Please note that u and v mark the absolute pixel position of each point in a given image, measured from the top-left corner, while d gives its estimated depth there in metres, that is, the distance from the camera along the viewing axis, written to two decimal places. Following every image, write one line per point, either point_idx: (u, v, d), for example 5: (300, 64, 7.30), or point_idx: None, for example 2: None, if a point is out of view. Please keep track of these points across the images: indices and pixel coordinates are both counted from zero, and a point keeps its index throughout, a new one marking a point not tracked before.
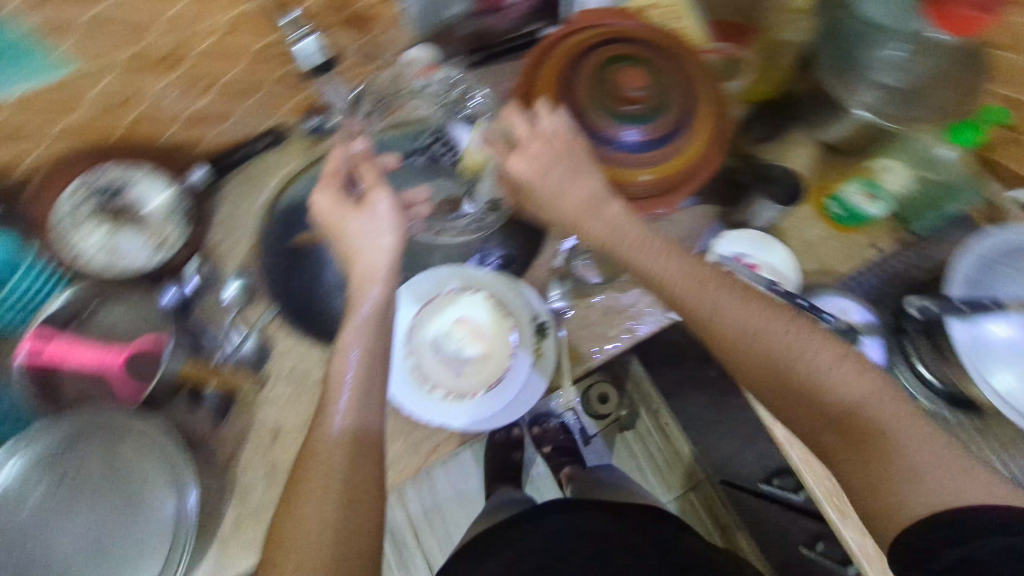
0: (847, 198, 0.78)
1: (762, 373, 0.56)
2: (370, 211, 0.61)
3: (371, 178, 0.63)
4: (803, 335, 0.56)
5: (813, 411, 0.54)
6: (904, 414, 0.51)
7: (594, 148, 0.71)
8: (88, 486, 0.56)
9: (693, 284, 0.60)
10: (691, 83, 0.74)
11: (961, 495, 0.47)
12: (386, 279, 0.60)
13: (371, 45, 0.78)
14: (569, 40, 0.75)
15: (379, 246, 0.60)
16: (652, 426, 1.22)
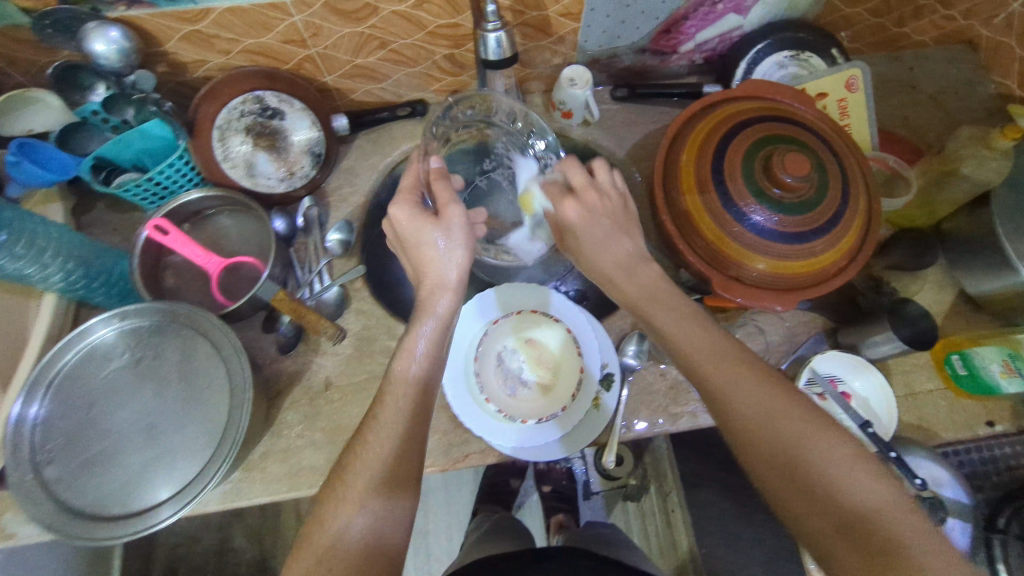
0: (978, 362, 0.71)
1: (768, 464, 0.51)
2: (447, 222, 0.61)
3: (446, 194, 0.62)
4: (819, 428, 0.51)
5: (822, 514, 0.48)
6: (926, 531, 0.45)
7: (724, 220, 0.68)
8: (160, 371, 0.59)
9: (713, 351, 0.57)
10: (848, 187, 0.69)
11: None
12: (455, 289, 0.61)
13: (535, 51, 0.82)
14: (733, 105, 0.73)
15: (453, 259, 0.61)
16: (657, 507, 1.12)
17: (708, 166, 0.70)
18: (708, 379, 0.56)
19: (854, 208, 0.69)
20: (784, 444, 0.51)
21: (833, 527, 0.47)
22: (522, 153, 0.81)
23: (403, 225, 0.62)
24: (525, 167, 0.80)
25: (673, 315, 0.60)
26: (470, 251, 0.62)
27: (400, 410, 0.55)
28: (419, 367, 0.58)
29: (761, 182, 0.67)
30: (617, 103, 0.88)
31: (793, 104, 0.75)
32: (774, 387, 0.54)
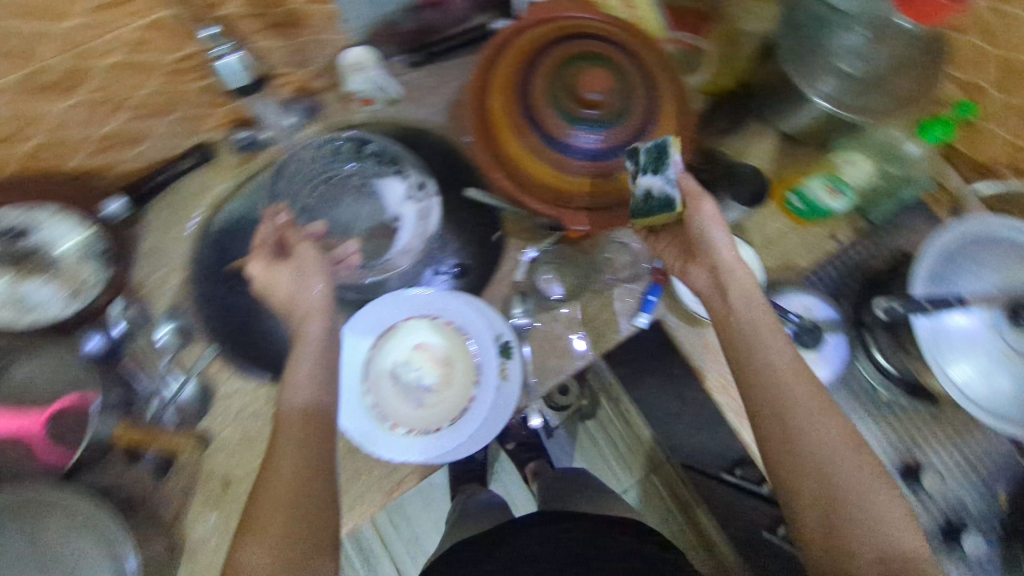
0: (810, 192, 0.78)
1: (820, 508, 0.52)
2: (300, 260, 0.64)
3: (298, 236, 0.65)
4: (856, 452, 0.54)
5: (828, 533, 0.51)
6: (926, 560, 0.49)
7: (551, 155, 0.68)
8: (17, 559, 0.52)
9: (812, 402, 0.56)
10: (652, 82, 0.71)
11: None
12: (322, 324, 0.60)
13: (302, 50, 0.72)
14: (523, 37, 0.72)
15: (308, 293, 0.62)
16: (612, 415, 1.38)
17: (517, 108, 0.68)
18: (796, 427, 0.55)
19: (664, 99, 0.71)
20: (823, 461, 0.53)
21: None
22: (385, 174, 0.76)
23: (262, 281, 0.64)
24: (398, 188, 0.76)
25: (781, 354, 0.59)
26: (330, 283, 0.64)
27: (295, 443, 0.53)
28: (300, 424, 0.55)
29: (572, 109, 0.67)
30: (416, 70, 0.81)
31: (579, 15, 0.74)
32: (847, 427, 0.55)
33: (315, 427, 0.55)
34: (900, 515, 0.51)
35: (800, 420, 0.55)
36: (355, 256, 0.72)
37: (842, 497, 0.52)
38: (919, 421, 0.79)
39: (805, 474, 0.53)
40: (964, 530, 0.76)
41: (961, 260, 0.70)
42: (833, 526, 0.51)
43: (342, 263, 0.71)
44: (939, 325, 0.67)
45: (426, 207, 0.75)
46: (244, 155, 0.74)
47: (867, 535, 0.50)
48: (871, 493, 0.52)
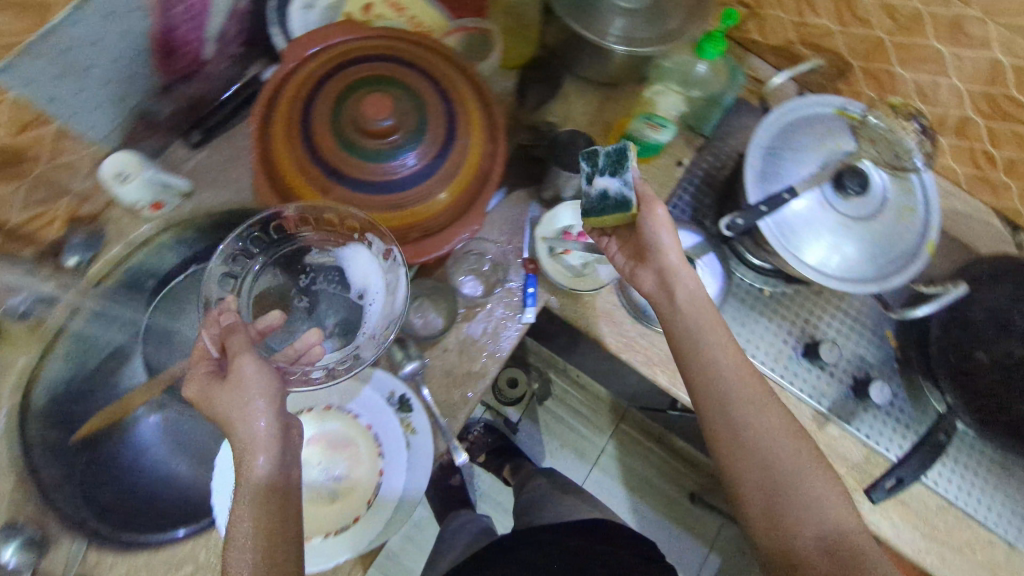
0: (638, 133, 0.79)
1: (765, 498, 0.61)
2: (237, 382, 0.56)
3: (238, 346, 0.58)
4: (750, 377, 0.65)
5: (743, 449, 0.63)
6: (808, 449, 0.63)
7: (359, 196, 0.64)
8: None
9: (753, 399, 0.64)
10: (443, 85, 0.67)
11: (844, 524, 0.59)
12: (269, 443, 0.55)
13: (44, 182, 0.63)
14: (292, 81, 0.66)
15: (255, 412, 0.55)
16: (567, 385, 1.53)
17: (307, 158, 0.63)
18: (745, 429, 0.63)
19: (462, 98, 0.68)
20: (728, 388, 0.65)
21: (816, 548, 0.58)
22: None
23: (200, 404, 0.57)
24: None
25: (683, 322, 0.67)
26: (279, 400, 0.57)
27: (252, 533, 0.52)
28: (252, 524, 0.52)
29: (366, 143, 0.62)
30: (200, 150, 0.75)
31: (343, 39, 0.69)
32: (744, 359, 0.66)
33: (274, 513, 0.54)
34: (832, 491, 0.61)
35: (750, 423, 0.63)
36: (316, 347, 0.67)
37: (785, 486, 0.61)
38: (805, 303, 0.85)
39: (754, 468, 0.62)
40: (869, 380, 0.82)
41: (782, 150, 0.72)
42: (778, 509, 0.60)
43: (300, 358, 0.66)
44: (783, 218, 0.69)
45: (394, 276, 0.70)
46: (30, 325, 0.69)
47: (805, 514, 0.59)
48: (808, 477, 0.61)
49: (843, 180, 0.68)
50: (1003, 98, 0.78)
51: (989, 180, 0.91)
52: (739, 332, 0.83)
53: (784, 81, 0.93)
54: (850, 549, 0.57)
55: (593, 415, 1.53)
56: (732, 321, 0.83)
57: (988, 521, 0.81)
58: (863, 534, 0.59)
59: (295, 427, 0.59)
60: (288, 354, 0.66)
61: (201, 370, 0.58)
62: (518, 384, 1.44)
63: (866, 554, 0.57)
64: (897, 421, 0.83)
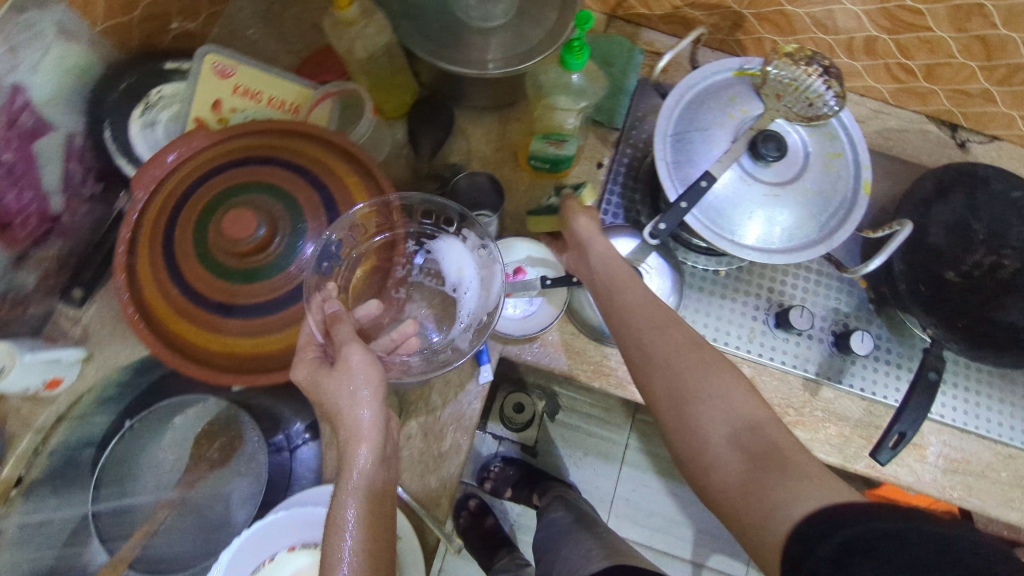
0: (542, 152, 0.74)
1: (675, 411, 0.56)
2: (345, 372, 0.53)
3: (346, 336, 0.55)
4: (652, 298, 0.62)
5: (648, 368, 0.58)
6: (718, 360, 0.58)
7: (234, 314, 0.58)
8: None
9: (657, 318, 0.60)
10: (316, 180, 0.61)
11: (759, 423, 0.54)
12: (372, 433, 0.52)
13: None
14: (150, 211, 0.59)
15: (361, 400, 0.52)
16: (572, 392, 1.46)
17: (176, 290, 0.58)
18: (649, 345, 0.59)
19: (339, 189, 0.62)
20: (630, 311, 0.61)
21: (731, 451, 0.53)
22: (169, 417, 0.73)
23: (306, 390, 0.54)
24: (185, 421, 0.73)
25: (602, 288, 0.64)
26: (382, 392, 0.53)
27: (355, 518, 0.49)
28: (355, 511, 0.49)
29: (243, 264, 0.57)
30: (89, 305, 0.69)
31: (195, 145, 0.61)
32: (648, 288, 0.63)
33: (371, 518, 0.50)
34: (743, 390, 0.56)
35: (650, 339, 0.59)
36: (413, 339, 0.65)
37: (693, 394, 0.56)
38: (766, 273, 0.80)
39: (662, 383, 0.57)
40: (849, 330, 0.76)
41: (689, 135, 0.67)
42: (687, 418, 0.55)
43: (398, 348, 0.64)
44: (705, 205, 0.65)
45: (489, 272, 0.68)
46: None
47: (715, 417, 0.54)
48: (715, 379, 0.56)
49: (757, 149, 0.63)
50: (901, 9, 0.74)
51: (915, 89, 0.86)
52: (704, 323, 0.78)
53: (681, 49, 0.87)
54: (766, 445, 0.52)
55: (606, 412, 1.47)
56: (694, 313, 0.78)
57: (1004, 437, 0.78)
58: (784, 430, 0.54)
59: (392, 422, 0.56)
60: (385, 344, 0.63)
61: (308, 356, 0.55)
62: (525, 407, 1.35)
63: (785, 447, 0.52)
64: (889, 363, 0.77)
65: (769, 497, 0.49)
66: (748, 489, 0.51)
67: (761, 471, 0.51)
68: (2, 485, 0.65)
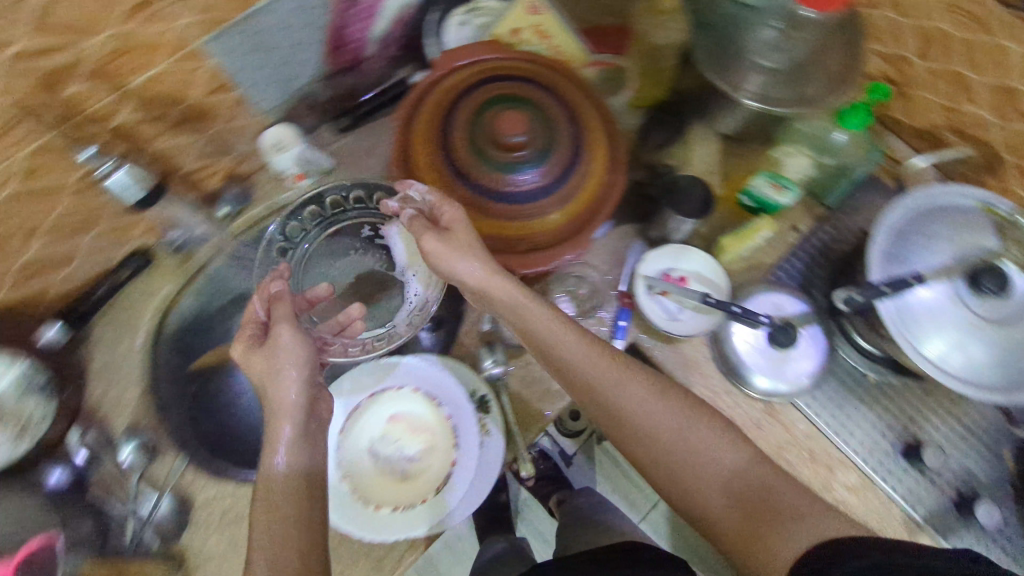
0: (757, 190, 0.77)
1: (664, 470, 0.61)
2: (273, 347, 0.56)
3: (279, 317, 0.59)
4: (607, 364, 0.62)
5: (623, 427, 0.62)
6: (687, 410, 0.62)
7: (477, 199, 0.67)
8: None
9: (617, 376, 0.62)
10: (577, 115, 0.70)
11: (734, 467, 0.59)
12: (295, 411, 0.56)
13: (219, 137, 0.71)
14: (439, 88, 0.70)
15: (289, 381, 0.56)
16: None
17: (442, 160, 0.67)
18: (619, 406, 0.62)
19: (591, 132, 0.70)
20: (588, 378, 0.63)
21: (723, 499, 0.58)
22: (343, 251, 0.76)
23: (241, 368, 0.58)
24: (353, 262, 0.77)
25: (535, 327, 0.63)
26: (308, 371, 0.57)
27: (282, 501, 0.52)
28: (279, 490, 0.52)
29: (502, 178, 0.66)
30: (346, 135, 0.82)
31: (489, 57, 0.74)
32: (599, 354, 0.63)
33: (300, 488, 0.54)
34: (717, 431, 0.61)
35: (612, 394, 0.62)
36: (358, 323, 0.68)
37: (678, 455, 0.60)
38: (910, 402, 0.76)
39: (639, 441, 0.62)
40: (979, 497, 0.71)
41: (913, 236, 0.69)
42: (680, 477, 0.60)
43: (344, 330, 0.68)
44: (903, 304, 0.66)
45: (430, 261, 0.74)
46: (181, 256, 0.75)
47: (704, 467, 0.59)
48: (697, 427, 0.61)
49: (979, 278, 0.62)
50: None
51: None
52: (830, 413, 0.76)
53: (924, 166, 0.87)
54: (752, 490, 0.58)
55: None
56: (826, 403, 0.76)
57: None
58: (764, 464, 0.59)
59: (322, 398, 0.60)
60: (331, 326, 0.67)
61: (246, 332, 0.59)
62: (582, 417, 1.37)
63: (768, 483, 0.58)
64: (1004, 552, 0.71)
65: (768, 545, 0.54)
66: (750, 540, 0.55)
67: (759, 523, 0.55)
68: (243, 222, 0.77)
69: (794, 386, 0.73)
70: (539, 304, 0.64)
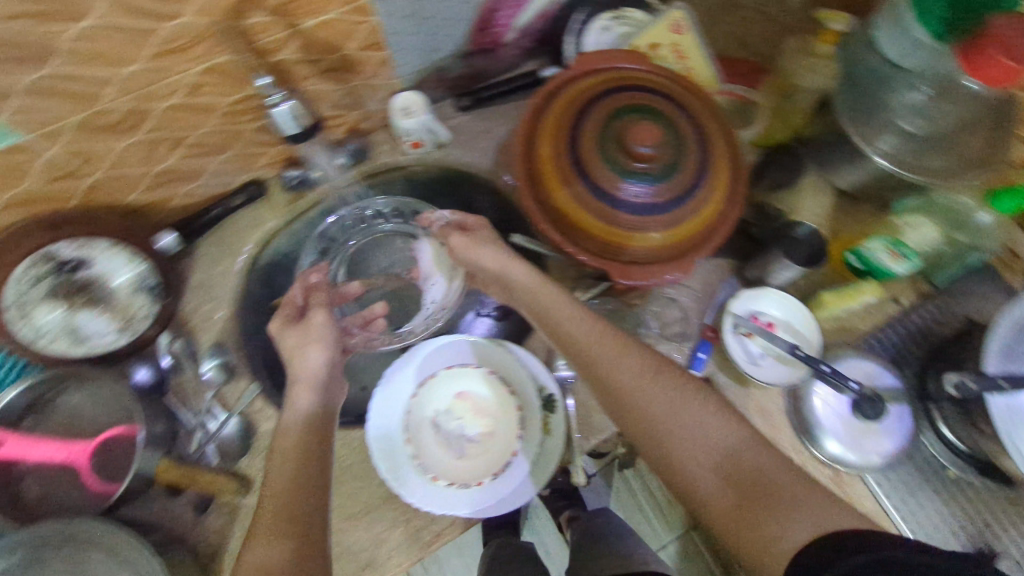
0: (870, 254, 0.74)
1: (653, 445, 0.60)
2: (306, 325, 0.64)
3: (318, 301, 0.66)
4: (604, 338, 0.63)
5: (619, 403, 0.61)
6: (678, 388, 0.60)
7: (592, 200, 0.66)
8: None
9: (613, 348, 0.62)
10: (706, 137, 0.69)
11: (728, 447, 0.57)
12: (315, 380, 0.61)
13: (356, 90, 0.73)
14: (575, 85, 0.71)
15: (314, 355, 0.62)
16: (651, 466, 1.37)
17: (565, 154, 0.67)
18: (615, 380, 0.61)
19: (717, 157, 0.69)
20: (585, 349, 0.63)
21: (715, 478, 0.56)
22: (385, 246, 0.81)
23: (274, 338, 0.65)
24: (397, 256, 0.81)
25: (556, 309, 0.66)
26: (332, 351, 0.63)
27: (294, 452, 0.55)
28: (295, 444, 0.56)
29: (620, 184, 0.65)
30: (464, 114, 0.83)
31: (629, 65, 0.73)
32: (597, 330, 0.63)
33: (310, 438, 0.57)
34: (710, 409, 0.59)
35: (609, 369, 0.61)
36: (380, 320, 0.76)
37: (670, 432, 0.58)
38: (992, 510, 0.71)
39: (631, 416, 0.60)
40: None
41: None
42: (671, 456, 0.58)
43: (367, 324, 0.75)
44: (1016, 403, 0.62)
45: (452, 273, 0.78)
46: (293, 194, 0.78)
47: (696, 445, 0.57)
48: (690, 405, 0.59)
49: None
50: None
51: None
52: (898, 498, 0.72)
53: None
54: (745, 472, 0.55)
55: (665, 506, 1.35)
56: (898, 485, 0.73)
57: None
58: (759, 446, 0.57)
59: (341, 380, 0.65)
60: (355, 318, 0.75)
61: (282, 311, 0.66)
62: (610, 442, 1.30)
63: (760, 466, 0.55)
64: None
65: (767, 534, 0.51)
66: (740, 520, 0.53)
67: (751, 508, 0.53)
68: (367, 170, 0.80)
69: (869, 460, 0.70)
70: (550, 289, 0.67)
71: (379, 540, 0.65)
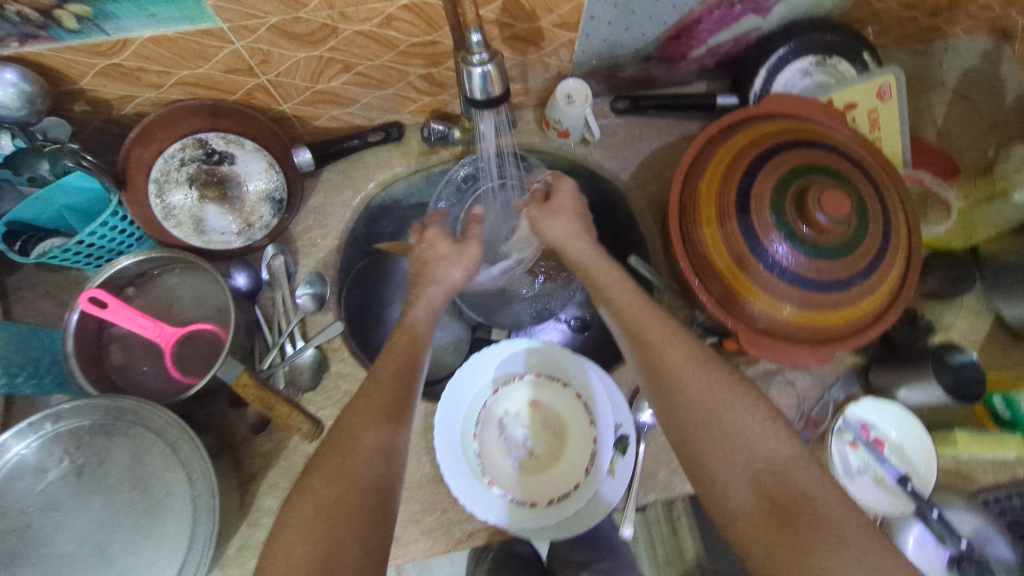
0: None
1: (688, 446, 0.53)
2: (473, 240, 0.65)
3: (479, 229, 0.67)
4: (659, 321, 0.58)
5: (659, 390, 0.55)
6: (727, 385, 0.54)
7: (746, 251, 0.60)
8: (113, 473, 0.53)
9: (662, 330, 0.57)
10: (891, 221, 0.61)
11: (771, 461, 0.50)
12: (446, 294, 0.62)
13: (528, 63, 0.69)
14: (761, 125, 0.64)
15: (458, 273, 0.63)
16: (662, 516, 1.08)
17: (733, 194, 0.61)
18: (660, 365, 0.56)
19: (896, 246, 0.61)
20: (634, 328, 0.59)
21: (751, 494, 0.49)
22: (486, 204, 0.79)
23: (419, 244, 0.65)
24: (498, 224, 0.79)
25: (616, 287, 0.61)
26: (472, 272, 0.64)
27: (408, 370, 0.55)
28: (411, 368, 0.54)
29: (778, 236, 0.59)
30: (619, 116, 0.77)
31: (825, 123, 0.66)
32: (647, 312, 0.59)
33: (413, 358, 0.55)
34: (757, 413, 0.52)
35: (654, 351, 0.56)
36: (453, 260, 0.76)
37: (715, 432, 0.52)
38: None
39: (670, 409, 0.54)
40: None
41: None
42: (704, 459, 0.51)
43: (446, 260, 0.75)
44: None
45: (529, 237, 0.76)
46: (426, 147, 0.75)
47: (738, 453, 0.50)
48: (739, 406, 0.52)
49: None
50: None
51: None
52: None
53: None
54: (789, 493, 0.48)
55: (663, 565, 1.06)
56: None
57: None
58: (812, 465, 0.49)
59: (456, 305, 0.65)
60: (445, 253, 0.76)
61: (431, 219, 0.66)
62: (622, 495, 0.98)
63: (808, 490, 0.48)
64: None
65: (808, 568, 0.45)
66: (776, 548, 0.46)
67: (788, 529, 0.46)
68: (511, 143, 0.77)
69: None
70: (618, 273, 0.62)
71: (412, 519, 0.63)
